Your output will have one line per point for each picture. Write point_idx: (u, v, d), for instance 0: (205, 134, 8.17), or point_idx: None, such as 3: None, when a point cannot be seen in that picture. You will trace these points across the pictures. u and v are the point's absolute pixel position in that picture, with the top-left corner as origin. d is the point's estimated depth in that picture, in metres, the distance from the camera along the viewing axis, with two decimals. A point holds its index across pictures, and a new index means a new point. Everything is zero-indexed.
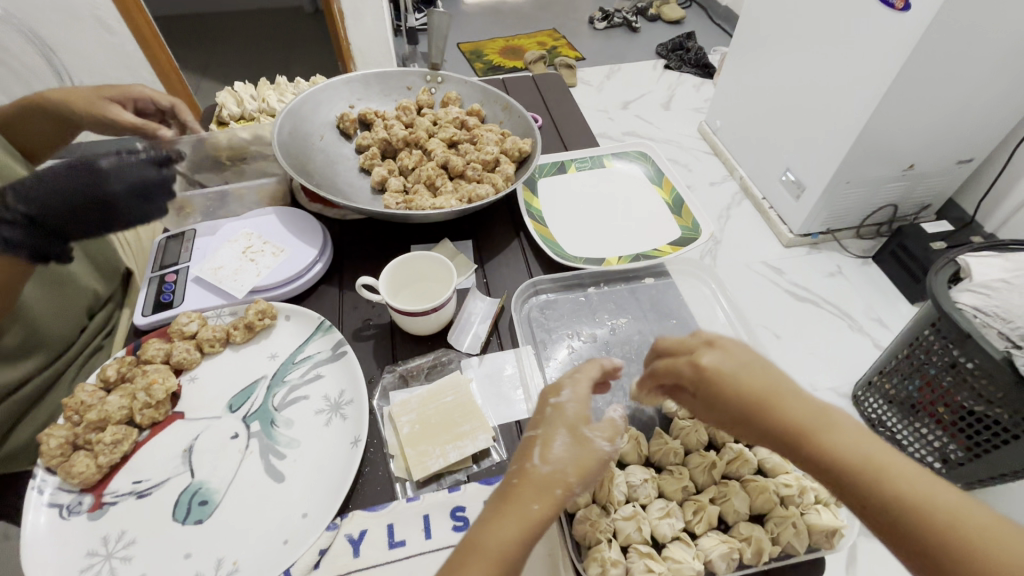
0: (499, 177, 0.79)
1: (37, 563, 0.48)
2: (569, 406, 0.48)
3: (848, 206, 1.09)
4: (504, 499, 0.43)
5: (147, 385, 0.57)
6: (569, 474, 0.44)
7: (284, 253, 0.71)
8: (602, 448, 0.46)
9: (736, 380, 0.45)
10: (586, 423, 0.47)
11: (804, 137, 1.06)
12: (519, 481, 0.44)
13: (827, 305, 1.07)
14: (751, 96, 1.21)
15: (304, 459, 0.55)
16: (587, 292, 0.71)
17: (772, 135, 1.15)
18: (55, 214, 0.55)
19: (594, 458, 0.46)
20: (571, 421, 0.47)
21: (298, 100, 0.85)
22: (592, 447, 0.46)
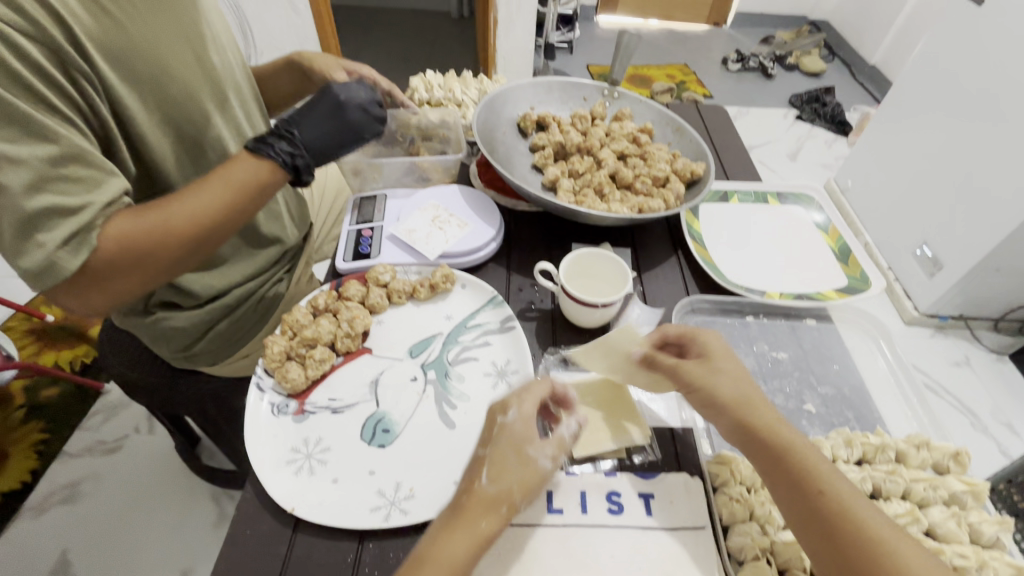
0: (670, 195, 0.81)
1: (254, 446, 0.55)
2: (513, 427, 0.52)
3: (989, 296, 1.05)
4: (460, 514, 0.48)
5: (350, 318, 0.65)
6: (515, 492, 0.49)
7: (467, 227, 0.77)
8: (544, 465, 0.51)
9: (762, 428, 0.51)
10: (529, 444, 0.51)
11: (955, 217, 1.00)
12: (468, 499, 0.48)
13: (950, 398, 1.07)
14: (898, 163, 1.15)
15: (474, 413, 0.60)
16: (745, 320, 0.72)
17: (919, 207, 1.09)
18: (324, 132, 0.69)
19: (535, 476, 0.50)
20: (510, 445, 0.51)
21: (492, 95, 0.92)
22: (535, 467, 0.51)
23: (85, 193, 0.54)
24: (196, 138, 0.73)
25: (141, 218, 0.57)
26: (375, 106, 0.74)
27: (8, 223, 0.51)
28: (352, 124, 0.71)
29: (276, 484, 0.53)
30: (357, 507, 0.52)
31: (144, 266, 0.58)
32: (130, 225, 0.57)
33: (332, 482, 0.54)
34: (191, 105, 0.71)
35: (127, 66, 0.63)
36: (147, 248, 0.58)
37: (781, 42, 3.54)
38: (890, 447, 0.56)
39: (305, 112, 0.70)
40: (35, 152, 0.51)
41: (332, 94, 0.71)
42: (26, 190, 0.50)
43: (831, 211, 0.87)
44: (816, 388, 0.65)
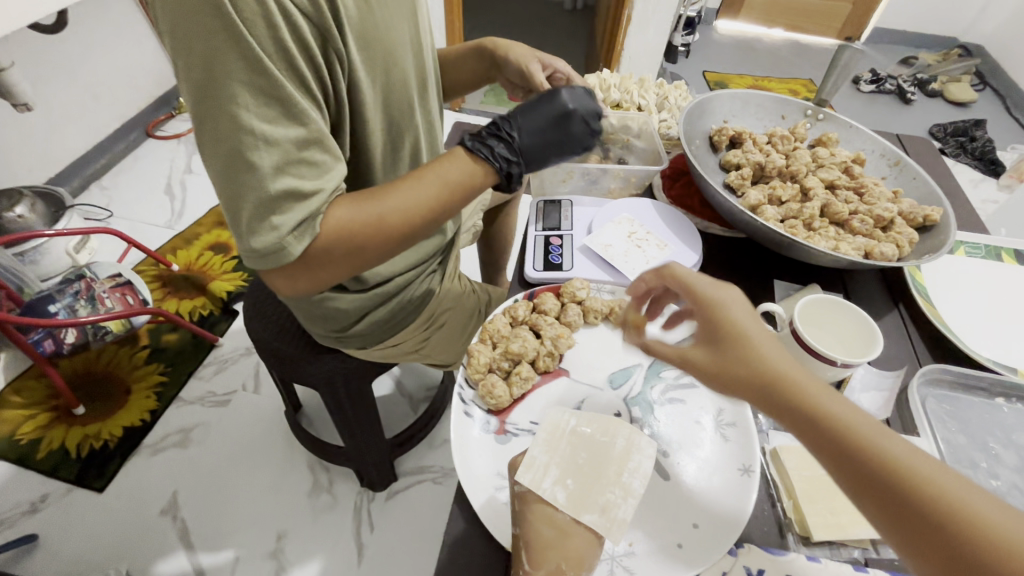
0: (902, 240, 0.71)
1: (461, 463, 0.52)
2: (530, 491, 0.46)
3: None
4: None
5: (555, 336, 0.60)
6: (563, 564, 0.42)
7: (667, 249, 0.70)
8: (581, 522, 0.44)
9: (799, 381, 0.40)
10: (554, 505, 0.45)
11: None
12: None
13: None
14: None
15: (689, 463, 0.54)
16: (996, 401, 0.61)
17: None
18: (540, 139, 0.59)
19: (576, 533, 0.44)
20: (541, 515, 0.44)
21: (691, 104, 0.85)
22: (575, 529, 0.44)
23: (317, 178, 0.51)
24: (395, 129, 0.69)
25: (356, 208, 0.53)
26: (597, 112, 0.62)
27: (251, 203, 0.47)
28: (571, 131, 0.59)
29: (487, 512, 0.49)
30: None
31: (355, 257, 0.55)
32: (348, 216, 0.53)
33: None
34: (402, 94, 0.66)
35: (366, 51, 0.58)
36: (362, 241, 0.54)
37: (924, 65, 3.21)
38: None
39: (523, 109, 0.60)
40: (288, 132, 0.47)
41: (555, 96, 0.60)
42: (276, 170, 0.47)
43: None
44: None
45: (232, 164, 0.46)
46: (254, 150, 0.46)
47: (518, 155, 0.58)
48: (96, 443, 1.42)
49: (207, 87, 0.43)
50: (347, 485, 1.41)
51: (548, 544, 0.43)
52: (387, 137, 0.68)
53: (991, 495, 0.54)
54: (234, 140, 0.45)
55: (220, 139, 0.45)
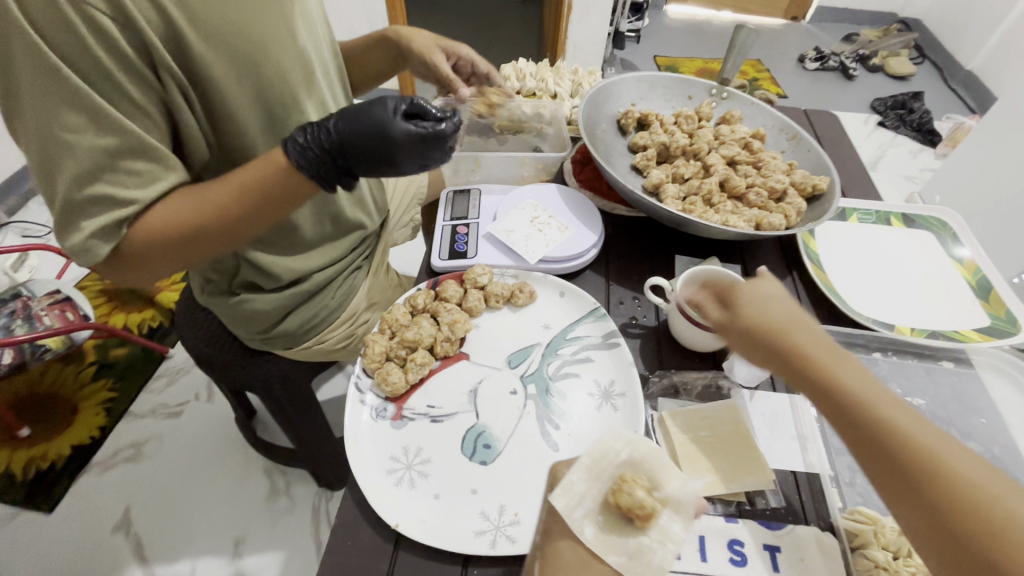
0: (791, 210, 0.74)
1: (354, 450, 0.53)
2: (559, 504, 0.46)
3: None
4: None
5: (452, 321, 0.62)
6: None
7: (568, 231, 0.73)
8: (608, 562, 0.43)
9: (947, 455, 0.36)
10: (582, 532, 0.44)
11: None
12: None
13: None
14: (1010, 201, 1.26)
15: (576, 435, 0.57)
16: (873, 357, 0.65)
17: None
18: (354, 151, 0.53)
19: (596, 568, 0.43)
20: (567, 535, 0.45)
21: (596, 89, 0.87)
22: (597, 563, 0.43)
23: (140, 189, 0.51)
24: (278, 125, 0.67)
25: (168, 209, 0.52)
26: (436, 138, 0.56)
27: (60, 203, 0.48)
28: (400, 152, 0.54)
29: (375, 494, 0.50)
30: (462, 530, 0.49)
31: (178, 256, 0.54)
32: (160, 217, 0.52)
33: (433, 498, 0.51)
34: (283, 89, 0.65)
35: (224, 48, 0.57)
36: (174, 244, 0.53)
37: (865, 41, 3.29)
38: None
39: (354, 111, 0.54)
40: (97, 142, 0.47)
41: (390, 113, 0.54)
42: (83, 177, 0.47)
43: (970, 242, 0.78)
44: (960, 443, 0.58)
45: (41, 163, 0.47)
46: (59, 156, 0.47)
47: (324, 163, 0.53)
48: (43, 464, 1.39)
49: (8, 94, 0.45)
50: (304, 487, 1.40)
51: (564, 565, 0.43)
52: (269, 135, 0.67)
53: None
54: (44, 148, 0.46)
55: (37, 145, 0.46)
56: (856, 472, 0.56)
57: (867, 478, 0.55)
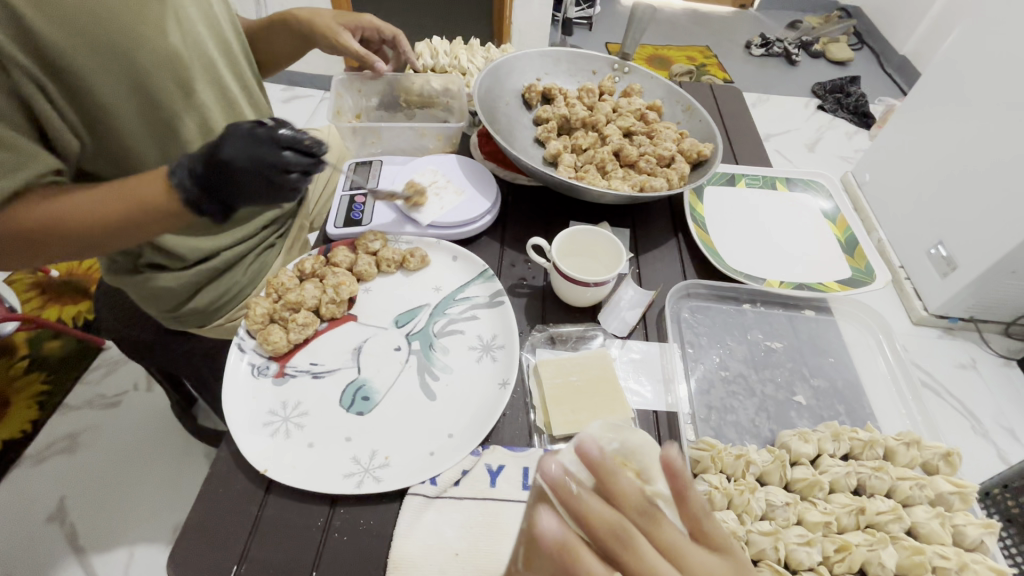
0: (674, 174, 0.79)
1: (232, 406, 0.55)
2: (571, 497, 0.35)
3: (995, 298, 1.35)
4: None
5: (337, 284, 0.64)
6: None
7: (461, 200, 0.76)
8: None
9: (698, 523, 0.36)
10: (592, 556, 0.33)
11: (969, 222, 1.30)
12: None
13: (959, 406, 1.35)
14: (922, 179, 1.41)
15: (453, 385, 0.60)
16: (742, 308, 0.70)
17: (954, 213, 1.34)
18: (216, 187, 0.53)
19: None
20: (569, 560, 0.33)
21: (497, 63, 0.90)
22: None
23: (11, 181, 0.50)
24: (159, 104, 0.66)
25: (51, 206, 0.51)
26: (277, 163, 0.55)
27: None
28: (248, 180, 0.54)
29: (249, 444, 0.53)
30: (330, 473, 0.51)
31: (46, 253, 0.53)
32: (41, 212, 0.51)
33: (306, 447, 0.53)
34: (169, 76, 0.66)
35: (86, 33, 0.57)
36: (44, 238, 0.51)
37: (807, 28, 3.39)
38: (879, 443, 0.54)
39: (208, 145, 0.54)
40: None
41: (217, 143, 0.53)
42: None
43: (841, 200, 0.84)
44: (809, 380, 0.63)
45: None
46: None
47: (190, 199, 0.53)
48: None
49: None
50: None
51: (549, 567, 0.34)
52: (150, 116, 0.66)
53: (719, 384, 0.62)
54: None
55: None
56: (712, 410, 0.60)
57: (721, 415, 0.60)
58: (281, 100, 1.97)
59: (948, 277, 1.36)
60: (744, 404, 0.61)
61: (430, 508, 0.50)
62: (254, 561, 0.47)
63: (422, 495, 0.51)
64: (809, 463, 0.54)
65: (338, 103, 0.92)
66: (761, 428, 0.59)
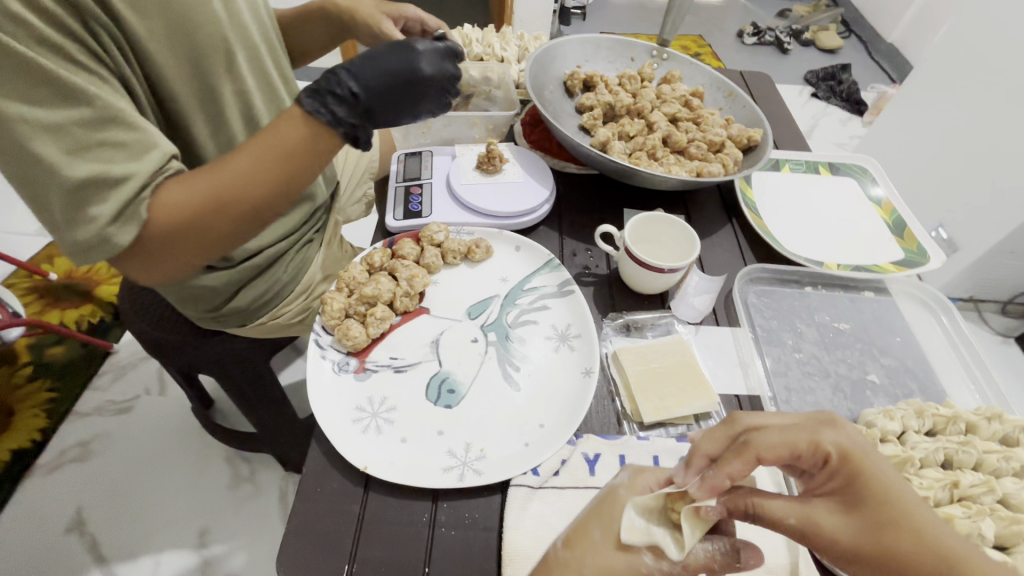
0: (728, 160, 0.79)
1: (319, 403, 0.54)
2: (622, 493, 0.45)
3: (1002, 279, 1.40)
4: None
5: (409, 277, 0.63)
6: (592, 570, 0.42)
7: (520, 189, 0.75)
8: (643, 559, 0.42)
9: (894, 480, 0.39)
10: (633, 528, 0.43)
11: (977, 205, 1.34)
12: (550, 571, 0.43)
13: None
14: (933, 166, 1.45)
15: (535, 375, 0.59)
16: (805, 291, 0.71)
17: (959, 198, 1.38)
18: (391, 99, 0.57)
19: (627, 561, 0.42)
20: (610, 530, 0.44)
21: (541, 50, 0.89)
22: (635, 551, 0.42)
23: (129, 161, 0.47)
24: (209, 89, 0.64)
25: (186, 189, 0.49)
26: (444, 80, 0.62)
27: (56, 193, 0.45)
28: (422, 93, 0.60)
29: (343, 442, 0.51)
30: (430, 467, 0.51)
31: (205, 240, 0.51)
32: (183, 195, 0.49)
33: (400, 442, 0.52)
34: (220, 62, 0.64)
35: (150, 18, 0.56)
36: (201, 217, 0.49)
37: (797, 16, 3.43)
38: (961, 418, 0.56)
39: (372, 59, 0.57)
40: (68, 114, 0.44)
41: (409, 53, 0.58)
42: (71, 156, 0.44)
43: (885, 183, 0.85)
44: (879, 360, 0.64)
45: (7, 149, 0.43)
46: (31, 136, 0.43)
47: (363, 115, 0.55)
48: None
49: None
50: (271, 472, 1.33)
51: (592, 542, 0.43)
52: (202, 103, 0.64)
53: (794, 366, 0.63)
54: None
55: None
56: (791, 392, 0.61)
57: (800, 396, 0.61)
58: None
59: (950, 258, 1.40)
60: (820, 384, 0.62)
61: (535, 498, 0.50)
62: (365, 560, 0.46)
63: (526, 485, 0.50)
64: (897, 440, 0.55)
65: None
66: (840, 407, 0.60)
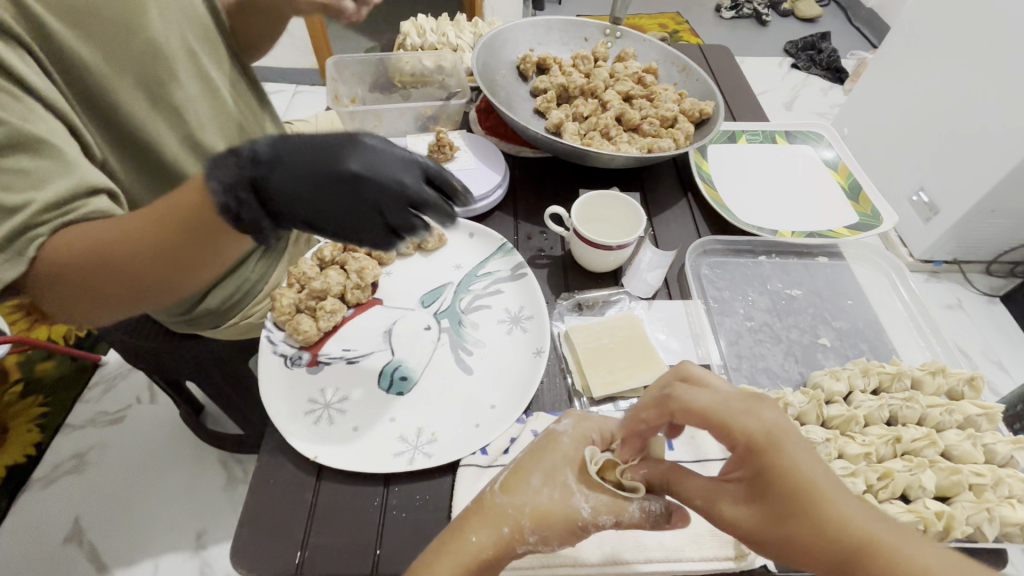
0: (679, 134, 0.79)
1: (271, 397, 0.55)
2: (564, 442, 0.46)
3: (980, 239, 1.40)
4: (466, 520, 0.42)
5: (359, 268, 0.63)
6: (525, 516, 0.42)
7: (472, 175, 0.76)
8: (579, 508, 0.42)
9: (810, 470, 0.37)
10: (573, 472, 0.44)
11: (951, 166, 1.33)
12: (477, 509, 0.42)
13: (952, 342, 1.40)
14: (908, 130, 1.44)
15: (487, 358, 0.60)
16: (758, 260, 0.72)
17: (935, 160, 1.37)
18: (292, 171, 0.42)
19: (564, 512, 0.42)
20: (558, 465, 0.44)
21: (490, 35, 0.88)
22: (568, 500, 0.42)
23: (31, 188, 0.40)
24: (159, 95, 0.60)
25: (80, 238, 0.41)
26: (407, 197, 0.46)
27: None
28: (364, 196, 0.44)
29: (294, 433, 0.52)
30: (380, 453, 0.52)
31: (94, 299, 0.42)
32: (79, 239, 0.41)
33: (352, 430, 0.53)
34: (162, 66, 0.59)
35: (85, 28, 0.53)
36: (85, 273, 0.41)
37: None
38: (906, 374, 0.57)
39: (299, 147, 0.43)
40: None
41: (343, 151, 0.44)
42: None
43: (840, 147, 0.86)
44: (831, 323, 0.65)
45: None
46: None
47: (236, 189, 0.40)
48: None
49: None
50: None
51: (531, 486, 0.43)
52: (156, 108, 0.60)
53: (746, 334, 0.64)
54: None
55: None
56: (742, 359, 0.62)
57: (752, 363, 0.61)
58: None
59: (931, 221, 1.40)
60: (770, 348, 0.63)
61: (484, 476, 0.51)
62: (317, 546, 0.47)
63: (475, 465, 0.51)
64: (842, 400, 0.56)
65: (333, 88, 0.87)
66: (791, 371, 0.61)
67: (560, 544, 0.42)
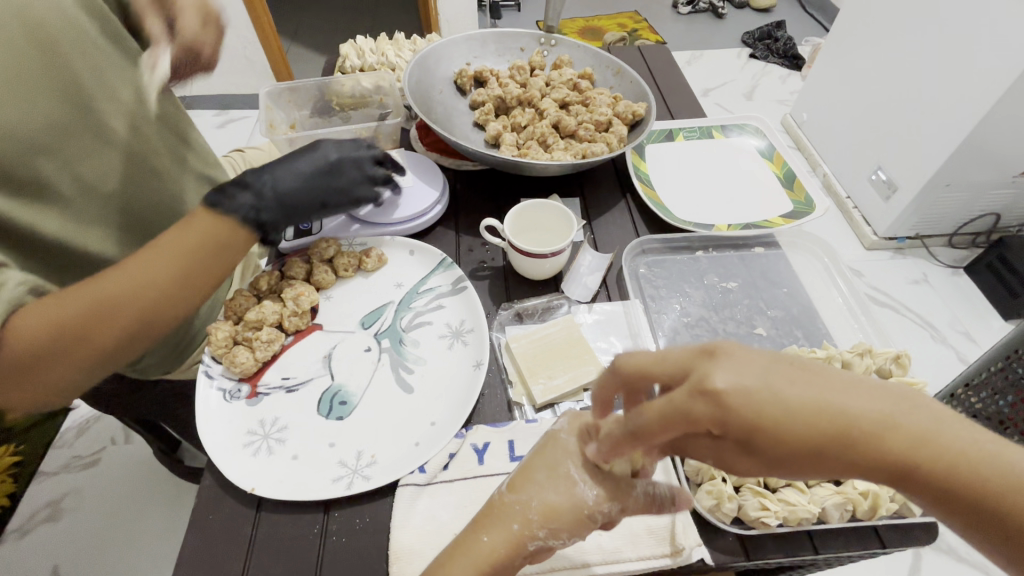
0: (612, 138, 0.80)
1: (209, 432, 0.55)
2: (563, 438, 0.46)
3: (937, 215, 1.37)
4: (478, 523, 0.44)
5: (296, 296, 0.64)
6: (533, 511, 0.43)
7: (410, 194, 0.76)
8: (586, 497, 0.42)
9: (779, 396, 0.30)
10: (574, 462, 0.44)
11: None
12: (489, 509, 0.44)
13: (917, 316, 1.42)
14: None
15: (428, 375, 0.60)
16: (695, 255, 0.73)
17: None
18: None
19: (573, 506, 0.42)
20: (557, 460, 0.45)
21: (424, 52, 0.89)
22: (574, 492, 0.43)
23: None
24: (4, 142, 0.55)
25: None
26: None
27: None
28: None
29: (232, 467, 0.52)
30: (319, 478, 0.52)
31: None
32: None
33: (291, 459, 0.53)
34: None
35: None
36: None
37: None
38: (835, 357, 0.58)
39: None
40: None
41: None
42: None
43: (774, 138, 0.87)
44: (766, 312, 0.67)
45: None
46: None
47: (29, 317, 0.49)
48: None
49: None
50: None
51: (535, 478, 0.44)
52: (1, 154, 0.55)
53: (683, 330, 0.65)
54: None
55: None
56: None
57: None
58: (216, 126, 1.86)
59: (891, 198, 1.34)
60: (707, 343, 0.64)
61: (423, 495, 0.51)
62: None
63: (414, 484, 0.51)
64: None
65: (268, 115, 0.87)
66: None
67: (571, 538, 0.43)
